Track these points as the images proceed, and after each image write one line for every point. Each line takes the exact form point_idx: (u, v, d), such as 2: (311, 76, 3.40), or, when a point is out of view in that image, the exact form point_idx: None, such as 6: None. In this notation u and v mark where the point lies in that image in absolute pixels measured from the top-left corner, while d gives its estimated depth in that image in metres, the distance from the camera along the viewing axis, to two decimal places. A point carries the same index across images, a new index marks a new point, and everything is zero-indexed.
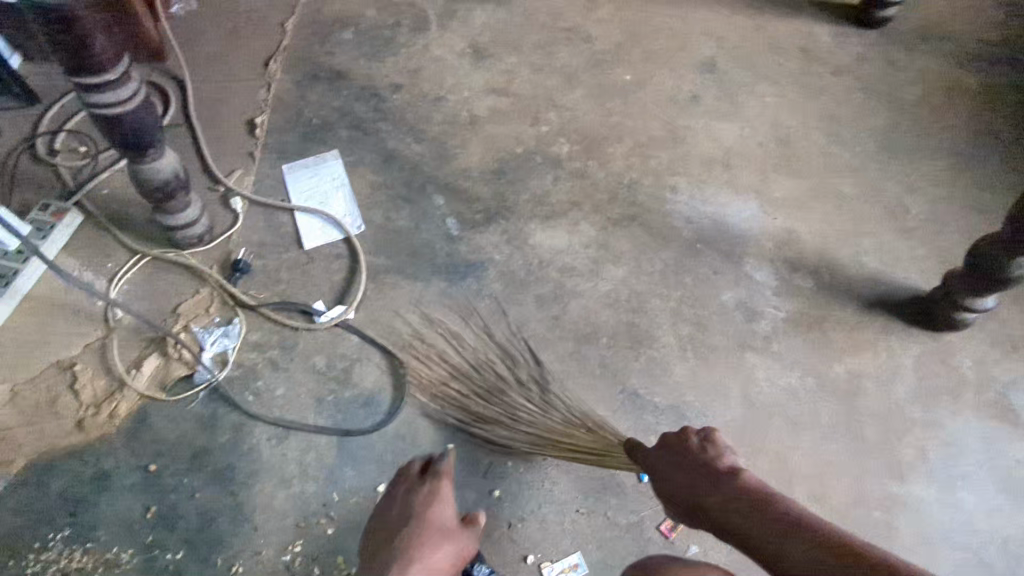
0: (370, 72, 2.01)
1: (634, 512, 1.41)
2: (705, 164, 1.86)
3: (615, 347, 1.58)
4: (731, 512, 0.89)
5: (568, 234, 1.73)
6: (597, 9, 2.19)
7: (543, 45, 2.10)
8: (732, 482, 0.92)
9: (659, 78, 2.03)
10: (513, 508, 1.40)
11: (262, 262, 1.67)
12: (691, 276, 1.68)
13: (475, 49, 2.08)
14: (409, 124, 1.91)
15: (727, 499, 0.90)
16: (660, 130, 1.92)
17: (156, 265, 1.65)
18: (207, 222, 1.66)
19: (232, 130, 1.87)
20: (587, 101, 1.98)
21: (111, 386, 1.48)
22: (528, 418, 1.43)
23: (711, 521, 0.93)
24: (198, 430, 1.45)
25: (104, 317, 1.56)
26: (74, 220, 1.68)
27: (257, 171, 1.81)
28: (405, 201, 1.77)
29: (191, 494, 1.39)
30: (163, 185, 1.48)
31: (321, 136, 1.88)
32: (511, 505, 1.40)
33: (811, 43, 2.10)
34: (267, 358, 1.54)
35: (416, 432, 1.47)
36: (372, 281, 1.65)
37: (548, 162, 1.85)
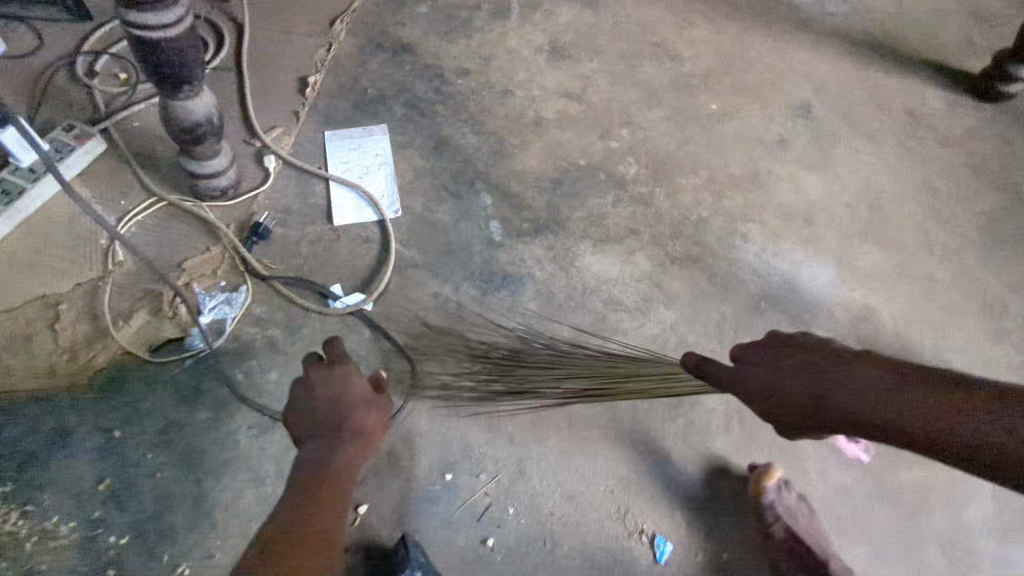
0: (438, 51, 1.86)
1: None
2: (784, 216, 1.67)
3: (650, 401, 1.40)
4: (868, 400, 0.84)
5: (621, 264, 1.55)
6: (692, 27, 2.01)
7: (627, 55, 1.93)
8: (860, 367, 0.85)
9: (748, 112, 1.84)
10: (506, 563, 1.23)
11: (283, 231, 1.52)
12: (748, 336, 1.49)
13: (553, 47, 1.91)
14: (469, 114, 1.75)
15: (871, 389, 0.84)
16: (740, 169, 1.73)
17: (171, 211, 1.50)
18: (234, 176, 1.51)
19: (282, 85, 1.74)
20: (666, 123, 1.80)
21: (93, 334, 1.34)
22: (557, 366, 1.31)
23: (839, 417, 0.86)
24: (175, 402, 1.30)
25: (102, 257, 1.42)
26: (96, 147, 1.55)
27: (298, 132, 1.67)
28: (449, 195, 1.61)
29: (152, 473, 1.23)
30: (192, 129, 1.34)
31: (374, 108, 1.73)
32: (505, 559, 1.24)
33: (920, 105, 1.90)
34: (267, 337, 1.38)
35: (413, 453, 1.31)
36: (397, 274, 1.49)
37: (611, 181, 1.67)
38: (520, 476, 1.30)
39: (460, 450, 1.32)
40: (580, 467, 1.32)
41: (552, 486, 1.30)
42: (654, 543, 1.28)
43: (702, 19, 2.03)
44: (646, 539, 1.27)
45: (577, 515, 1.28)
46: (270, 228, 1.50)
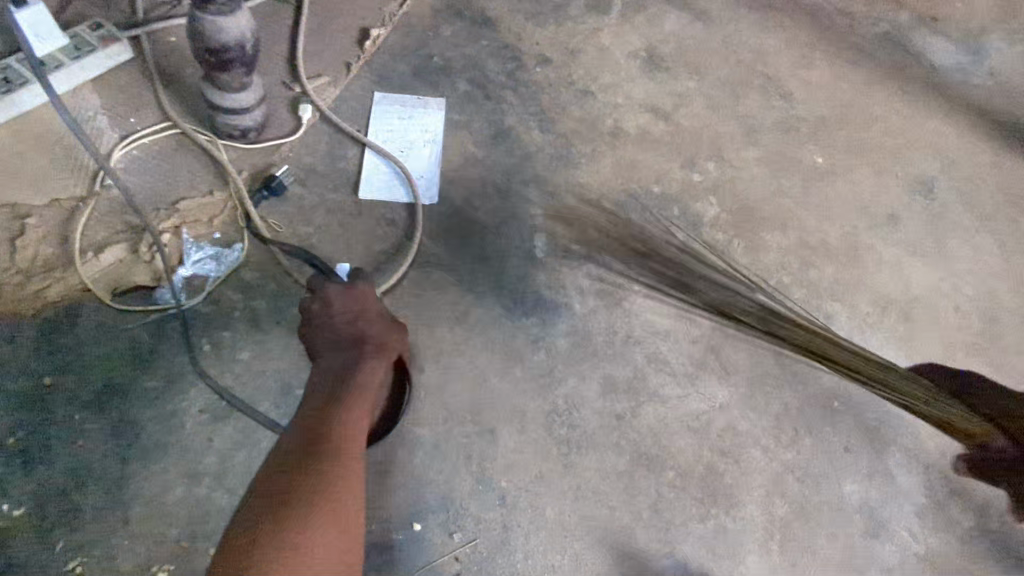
0: (521, 32, 1.64)
1: None
2: (880, 304, 1.39)
3: (678, 492, 1.15)
4: None
5: (677, 317, 1.30)
6: (812, 67, 1.74)
7: (732, 81, 1.67)
8: None
9: (858, 175, 1.57)
10: None
11: (299, 191, 1.31)
12: (812, 438, 1.22)
13: (650, 55, 1.68)
14: (539, 107, 1.52)
15: None
16: (837, 239, 1.46)
17: (182, 142, 1.31)
18: (261, 118, 1.31)
19: (340, 31, 1.53)
20: (760, 167, 1.54)
21: (55, 261, 1.15)
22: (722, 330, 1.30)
23: None
24: (123, 361, 1.09)
25: (90, 177, 1.23)
26: (120, 55, 1.37)
27: (345, 86, 1.46)
28: (497, 192, 1.38)
29: (73, 438, 1.03)
30: (220, 50, 1.14)
31: (435, 79, 1.52)
32: None
33: None
34: (248, 308, 1.17)
35: (383, 487, 1.08)
36: (416, 270, 1.27)
37: (686, 218, 1.43)
38: (503, 546, 1.07)
39: (439, 495, 1.09)
40: (577, 552, 1.08)
41: (539, 566, 1.07)
42: None
43: (824, 60, 1.76)
44: None
45: None
46: (285, 185, 1.30)
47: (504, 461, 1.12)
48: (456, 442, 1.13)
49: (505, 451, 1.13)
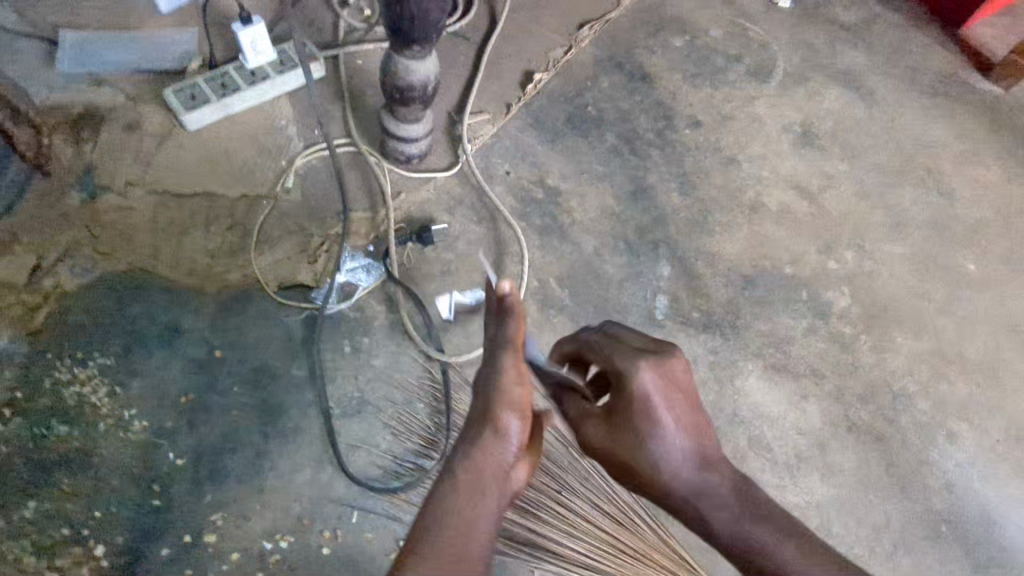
0: (676, 91, 1.68)
1: None
2: (1014, 434, 1.31)
3: None
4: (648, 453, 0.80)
5: (788, 403, 1.30)
6: (980, 166, 1.65)
7: (888, 169, 1.62)
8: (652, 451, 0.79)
9: (1011, 289, 1.48)
10: None
11: (449, 220, 1.42)
12: (908, 558, 1.19)
13: (804, 130, 1.66)
14: (683, 170, 1.56)
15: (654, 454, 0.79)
16: (975, 354, 1.39)
17: (356, 160, 1.47)
18: (424, 147, 1.44)
19: (507, 71, 1.64)
20: (903, 265, 1.49)
21: (237, 249, 1.33)
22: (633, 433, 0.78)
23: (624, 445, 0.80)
24: (280, 348, 1.25)
25: (275, 179, 1.41)
26: (317, 71, 1.54)
27: (501, 125, 1.56)
28: (627, 249, 1.43)
29: (229, 408, 1.19)
30: (406, 89, 1.27)
31: (586, 128, 1.59)
32: None
33: None
34: (389, 319, 1.30)
35: None
36: (538, 311, 1.35)
37: (813, 305, 1.41)
38: None
39: (537, 540, 1.09)
40: None
41: None
42: None
43: (996, 158, 1.67)
44: None
45: None
46: (435, 239, 1.38)
47: (603, 522, 1.11)
48: (567, 483, 1.13)
49: (606, 507, 1.12)
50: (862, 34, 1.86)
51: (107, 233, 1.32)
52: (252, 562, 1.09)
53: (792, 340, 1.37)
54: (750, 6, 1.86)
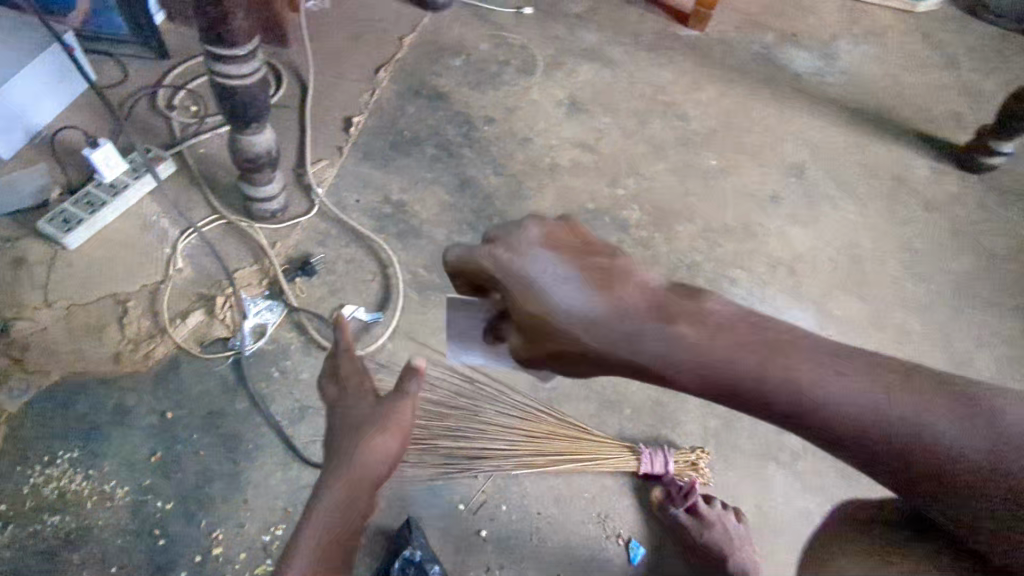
0: (468, 100, 2.09)
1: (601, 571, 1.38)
2: (771, 265, 1.84)
3: (637, 423, 1.55)
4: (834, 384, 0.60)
5: None
6: (700, 92, 2.21)
7: (639, 112, 2.13)
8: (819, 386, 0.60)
9: (744, 169, 2.03)
10: (490, 524, 1.40)
11: (323, 251, 1.73)
12: None
13: (572, 102, 2.13)
14: (492, 158, 1.97)
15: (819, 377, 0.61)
16: (733, 221, 1.91)
17: (228, 228, 1.73)
18: (282, 201, 1.74)
19: (330, 123, 1.98)
20: (669, 175, 1.99)
21: (153, 329, 1.55)
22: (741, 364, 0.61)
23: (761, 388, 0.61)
24: (219, 392, 1.50)
25: (165, 264, 1.65)
26: (168, 168, 1.79)
27: (340, 165, 1.89)
28: (469, 229, 1.81)
29: (195, 451, 1.42)
30: (255, 158, 1.57)
31: (408, 148, 1.96)
32: (489, 534, 1.39)
33: (906, 173, 2.08)
34: (302, 341, 1.59)
35: None
36: (418, 295, 1.69)
37: (616, 224, 1.86)
38: (515, 480, 1.45)
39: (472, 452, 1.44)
40: (571, 475, 1.46)
41: (540, 489, 1.44)
42: (628, 543, 1.41)
43: (709, 83, 2.24)
44: (619, 539, 1.41)
45: (565, 517, 1.42)
46: (317, 267, 1.70)
47: (516, 424, 1.46)
48: (482, 409, 1.45)
49: (517, 416, 1.46)
50: (592, 18, 2.39)
51: (30, 354, 1.49)
52: (258, 555, 1.33)
53: None
54: (503, 20, 2.33)
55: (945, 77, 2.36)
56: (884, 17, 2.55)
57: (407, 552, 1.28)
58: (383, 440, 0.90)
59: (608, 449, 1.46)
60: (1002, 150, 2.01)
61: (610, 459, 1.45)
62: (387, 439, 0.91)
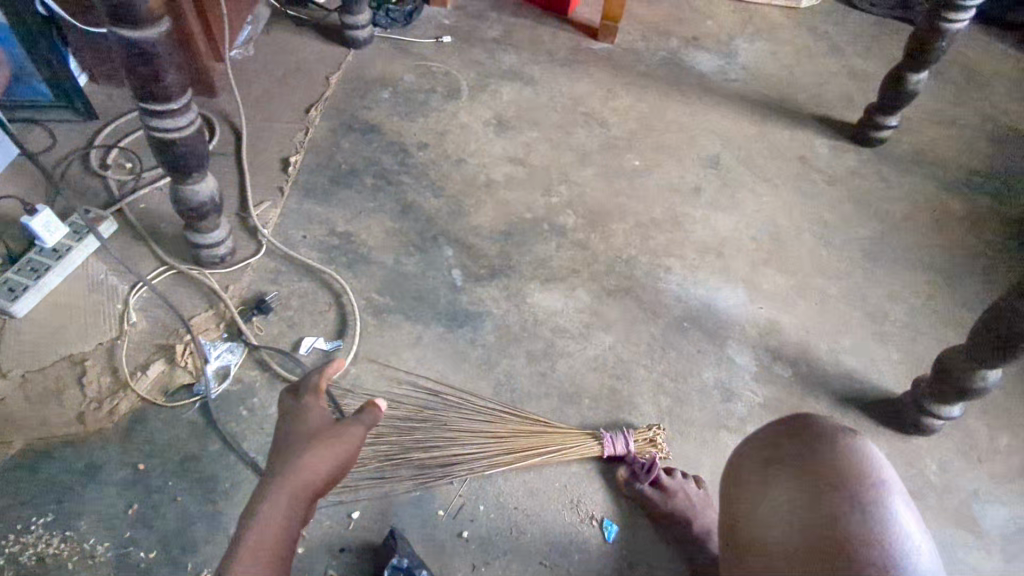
0: (400, 129, 2.18)
1: (581, 552, 1.44)
2: (700, 251, 1.99)
3: (597, 411, 1.65)
4: None
5: (565, 297, 1.84)
6: (616, 99, 2.37)
7: (563, 124, 2.27)
8: None
9: (665, 166, 2.19)
10: (470, 524, 1.45)
11: (276, 288, 1.78)
12: (674, 350, 1.78)
13: (499, 121, 2.25)
14: (430, 181, 2.06)
15: None
16: (661, 214, 2.06)
17: (179, 278, 1.76)
18: (230, 245, 1.78)
19: (268, 166, 2.03)
20: (597, 179, 2.12)
21: (115, 385, 1.57)
22: None
23: None
24: (190, 437, 1.52)
25: (119, 320, 1.66)
26: (110, 227, 1.82)
27: (283, 205, 1.95)
28: (416, 250, 1.90)
29: (172, 497, 1.44)
30: (199, 206, 1.61)
31: (348, 180, 2.03)
32: (472, 533, 1.44)
33: (809, 153, 2.28)
34: (266, 377, 1.63)
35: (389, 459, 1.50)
36: (374, 319, 1.75)
37: (554, 229, 1.98)
38: (489, 480, 1.51)
39: (445, 458, 1.51)
40: (542, 467, 1.54)
41: (515, 485, 1.51)
42: (603, 524, 1.48)
43: (623, 90, 2.40)
44: (594, 520, 1.48)
45: (540, 507, 1.49)
46: (272, 305, 1.74)
47: (481, 427, 1.56)
48: (447, 418, 1.57)
49: (480, 420, 1.57)
50: (509, 41, 2.52)
51: None
52: None
53: (550, 258, 1.92)
54: (424, 51, 2.44)
55: (832, 64, 2.60)
56: (773, 15, 2.79)
57: (394, 558, 1.32)
58: (323, 448, 0.92)
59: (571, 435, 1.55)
60: (888, 123, 2.24)
61: (575, 445, 1.54)
62: (327, 444, 0.92)
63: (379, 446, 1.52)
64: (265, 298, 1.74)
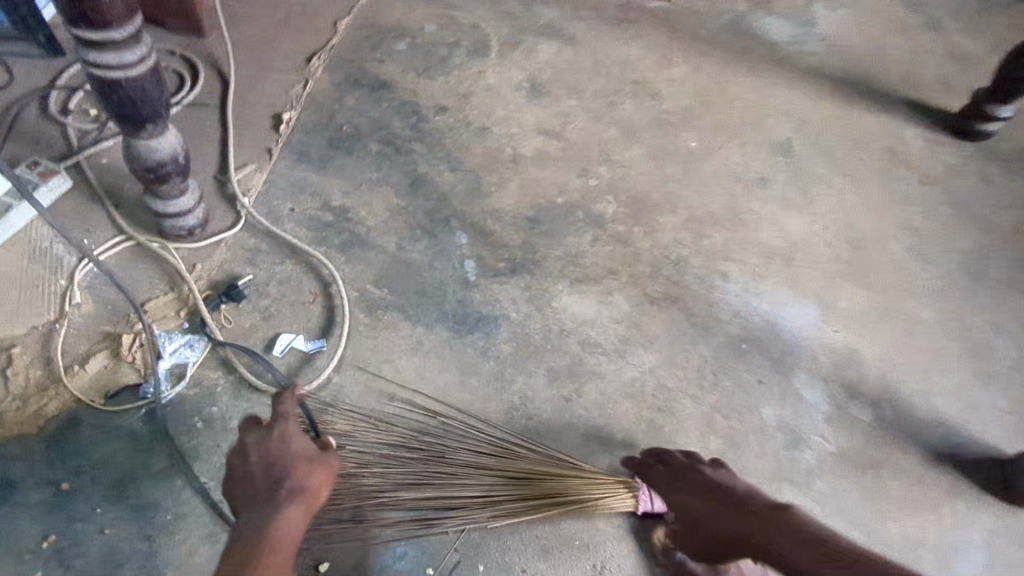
0: (415, 87, 1.85)
1: None
2: (765, 256, 1.64)
3: (629, 450, 1.35)
4: None
5: (599, 303, 1.52)
6: (672, 67, 2.01)
7: (607, 93, 1.92)
8: None
9: (727, 150, 1.83)
10: None
11: (252, 271, 1.48)
12: (729, 379, 1.45)
13: (533, 84, 1.91)
14: (446, 151, 1.73)
15: None
16: (719, 208, 1.71)
17: (138, 251, 1.47)
18: (201, 215, 1.47)
19: (257, 122, 1.72)
20: (645, 161, 1.78)
21: (46, 380, 1.29)
22: None
23: None
24: (131, 452, 1.25)
25: (59, 299, 1.38)
26: (62, 184, 1.51)
27: (270, 170, 1.64)
28: (423, 234, 1.58)
29: (100, 529, 1.17)
30: (157, 166, 1.29)
31: (349, 145, 1.71)
32: None
33: (900, 144, 1.91)
34: (230, 382, 1.34)
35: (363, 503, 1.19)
36: (367, 316, 1.45)
37: (590, 219, 1.65)
38: (493, 533, 1.24)
39: (437, 503, 1.20)
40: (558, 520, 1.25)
41: (523, 541, 1.23)
42: None
43: (681, 58, 2.04)
44: None
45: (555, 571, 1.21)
46: (246, 291, 1.44)
47: (486, 463, 1.24)
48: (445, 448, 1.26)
49: (485, 453, 1.26)
50: None
51: None
52: None
53: (583, 254, 1.59)
54: None
55: (930, 39, 2.19)
56: None
57: None
58: (315, 457, 1.01)
59: (598, 484, 1.23)
60: (1001, 114, 1.85)
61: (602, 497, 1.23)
62: (328, 461, 1.01)
63: (358, 480, 1.20)
64: (238, 283, 1.45)
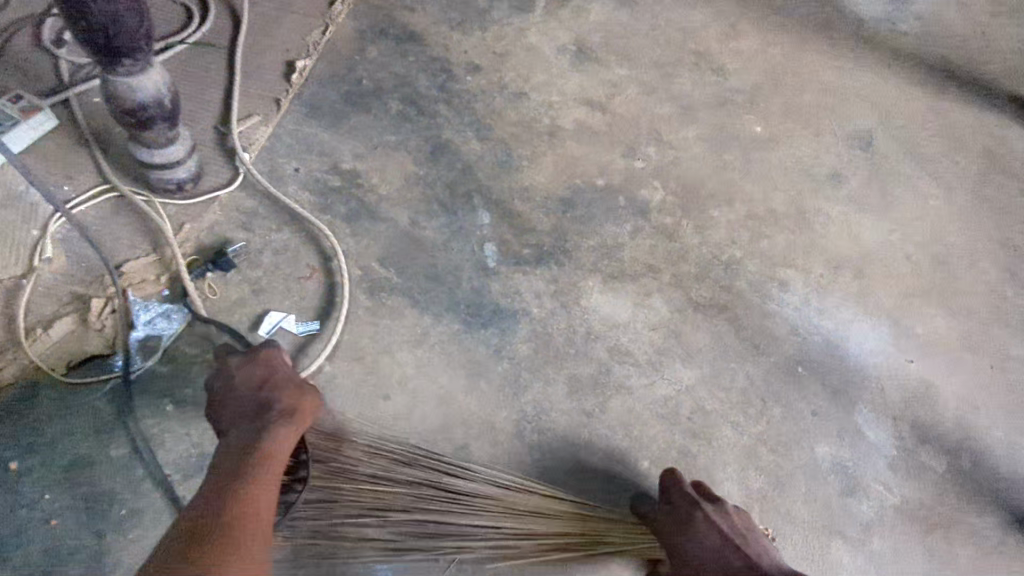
0: (447, 42, 1.64)
1: None
2: (832, 265, 1.41)
3: (655, 480, 1.17)
4: None
5: (635, 305, 1.32)
6: (740, 39, 1.76)
7: (663, 63, 1.68)
8: None
9: (797, 139, 1.59)
10: None
11: (246, 237, 1.31)
12: (779, 407, 1.24)
13: (580, 48, 1.68)
14: (474, 116, 1.53)
15: None
16: (783, 205, 1.48)
17: (121, 204, 1.31)
18: (193, 168, 1.31)
19: (267, 68, 1.53)
20: (700, 144, 1.55)
21: (3, 343, 1.15)
22: None
23: None
24: (90, 433, 1.10)
25: (28, 252, 1.23)
26: (46, 122, 1.35)
27: (276, 123, 1.46)
28: (440, 209, 1.39)
29: (47, 518, 1.04)
30: (139, 109, 1.12)
31: (366, 102, 1.51)
32: None
33: (1000, 146, 1.64)
34: (209, 362, 1.18)
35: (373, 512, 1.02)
36: (368, 298, 1.27)
37: (632, 207, 1.44)
38: (488, 563, 1.08)
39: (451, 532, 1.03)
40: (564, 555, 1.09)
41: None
42: None
43: (752, 29, 1.78)
44: None
45: None
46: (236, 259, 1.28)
47: (499, 490, 1.06)
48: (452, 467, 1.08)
49: (499, 478, 1.08)
50: None
51: None
52: None
53: (621, 246, 1.38)
54: None
55: None
56: None
57: None
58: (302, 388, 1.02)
59: (626, 531, 1.06)
60: None
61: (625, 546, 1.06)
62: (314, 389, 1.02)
63: (349, 497, 1.02)
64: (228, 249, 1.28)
